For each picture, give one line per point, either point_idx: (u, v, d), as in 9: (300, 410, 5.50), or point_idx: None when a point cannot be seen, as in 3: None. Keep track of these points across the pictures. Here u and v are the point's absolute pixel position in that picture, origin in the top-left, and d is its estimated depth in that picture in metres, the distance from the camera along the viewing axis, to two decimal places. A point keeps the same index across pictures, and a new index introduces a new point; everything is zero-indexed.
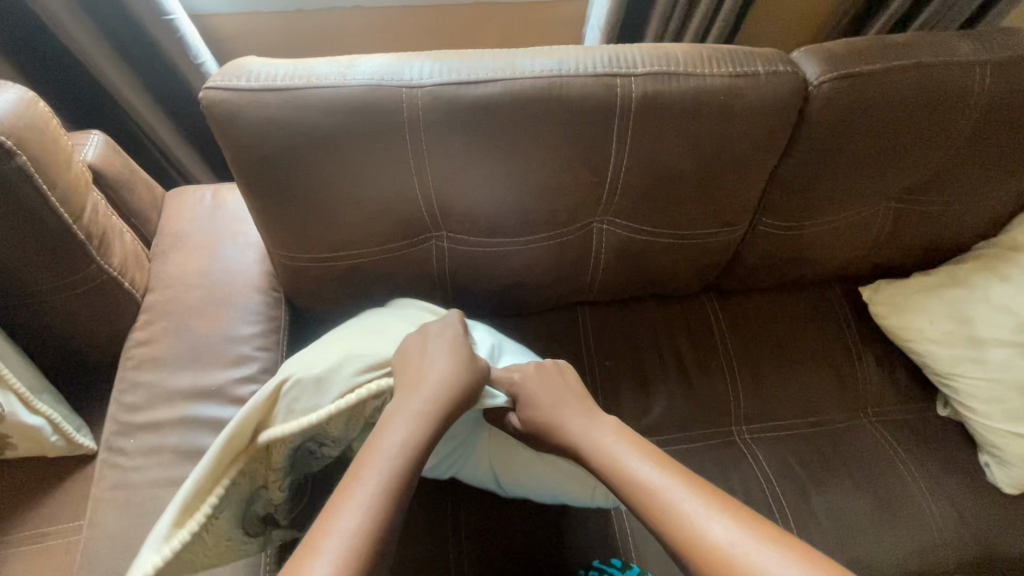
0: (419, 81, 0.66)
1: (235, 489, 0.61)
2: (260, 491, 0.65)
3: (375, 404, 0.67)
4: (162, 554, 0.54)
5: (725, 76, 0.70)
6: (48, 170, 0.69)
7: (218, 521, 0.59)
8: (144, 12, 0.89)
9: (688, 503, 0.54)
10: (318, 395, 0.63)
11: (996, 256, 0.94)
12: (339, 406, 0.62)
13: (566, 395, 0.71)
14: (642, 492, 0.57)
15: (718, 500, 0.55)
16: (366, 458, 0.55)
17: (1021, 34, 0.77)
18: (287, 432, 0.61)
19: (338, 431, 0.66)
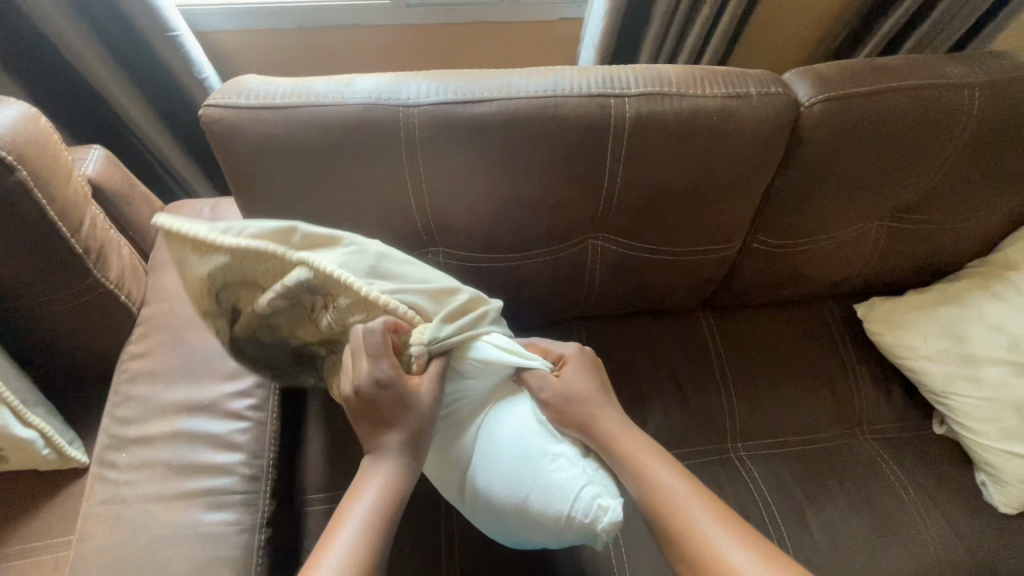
0: (416, 100, 0.67)
1: (244, 264, 0.57)
2: (252, 286, 0.60)
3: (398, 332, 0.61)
4: (207, 230, 0.56)
5: (719, 97, 0.71)
6: (48, 185, 0.70)
7: (222, 260, 0.57)
8: (148, 30, 0.90)
9: (709, 527, 0.54)
10: (376, 275, 0.60)
11: (989, 275, 0.95)
12: (380, 295, 0.58)
13: (598, 385, 0.67)
14: (660, 499, 0.57)
15: (731, 521, 0.55)
16: (352, 499, 0.57)
17: (1010, 57, 0.79)
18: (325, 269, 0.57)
19: (352, 316, 0.60)
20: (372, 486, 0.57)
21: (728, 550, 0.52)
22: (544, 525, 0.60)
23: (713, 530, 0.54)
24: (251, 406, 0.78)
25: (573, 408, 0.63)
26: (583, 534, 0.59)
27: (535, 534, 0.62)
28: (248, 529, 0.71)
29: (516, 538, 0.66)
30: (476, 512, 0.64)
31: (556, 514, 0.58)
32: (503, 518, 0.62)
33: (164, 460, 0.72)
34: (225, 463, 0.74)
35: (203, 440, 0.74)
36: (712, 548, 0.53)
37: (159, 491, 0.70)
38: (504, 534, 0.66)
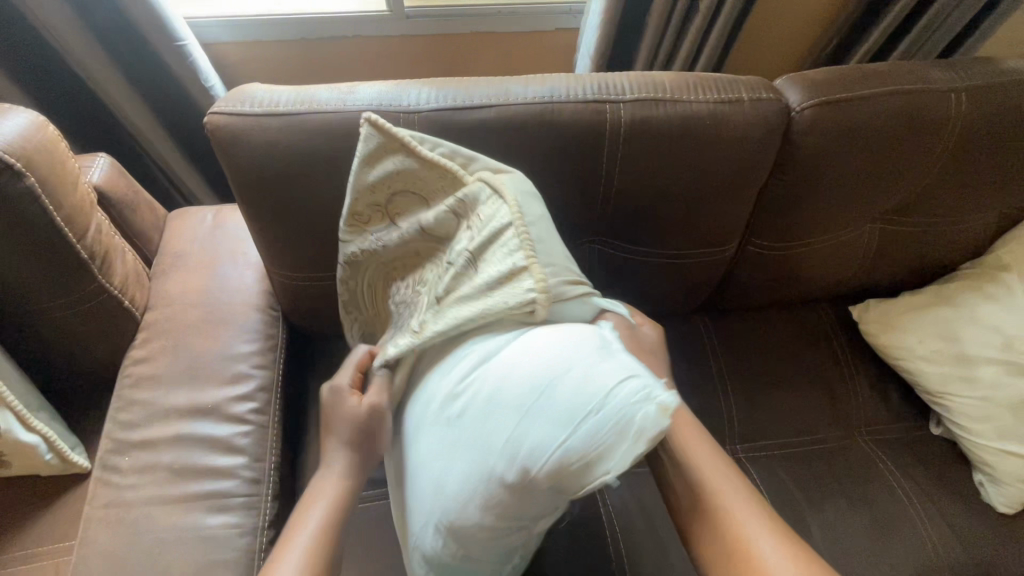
0: (416, 107, 0.68)
1: (423, 176, 0.62)
2: (406, 193, 0.63)
3: (511, 252, 0.56)
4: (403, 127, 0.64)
5: (711, 103, 0.73)
6: (55, 191, 0.71)
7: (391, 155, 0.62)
8: (155, 40, 0.92)
9: (743, 516, 0.55)
10: (521, 204, 0.59)
11: (981, 276, 0.96)
12: (515, 212, 0.58)
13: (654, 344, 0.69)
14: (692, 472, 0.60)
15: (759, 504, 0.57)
16: (303, 509, 0.58)
17: (994, 63, 0.81)
18: (501, 187, 0.60)
19: (479, 231, 0.59)
20: (323, 492, 0.59)
21: (749, 528, 0.54)
22: (546, 427, 0.48)
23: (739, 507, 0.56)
24: (253, 410, 0.79)
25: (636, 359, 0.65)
26: (584, 463, 0.48)
27: (517, 450, 0.49)
28: (250, 532, 0.71)
29: (470, 479, 0.52)
30: (459, 409, 0.54)
31: (574, 408, 0.48)
32: (494, 411, 0.51)
33: (166, 463, 0.73)
34: (227, 466, 0.74)
35: (205, 443, 0.75)
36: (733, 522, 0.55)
37: (161, 494, 0.71)
38: (462, 468, 0.52)
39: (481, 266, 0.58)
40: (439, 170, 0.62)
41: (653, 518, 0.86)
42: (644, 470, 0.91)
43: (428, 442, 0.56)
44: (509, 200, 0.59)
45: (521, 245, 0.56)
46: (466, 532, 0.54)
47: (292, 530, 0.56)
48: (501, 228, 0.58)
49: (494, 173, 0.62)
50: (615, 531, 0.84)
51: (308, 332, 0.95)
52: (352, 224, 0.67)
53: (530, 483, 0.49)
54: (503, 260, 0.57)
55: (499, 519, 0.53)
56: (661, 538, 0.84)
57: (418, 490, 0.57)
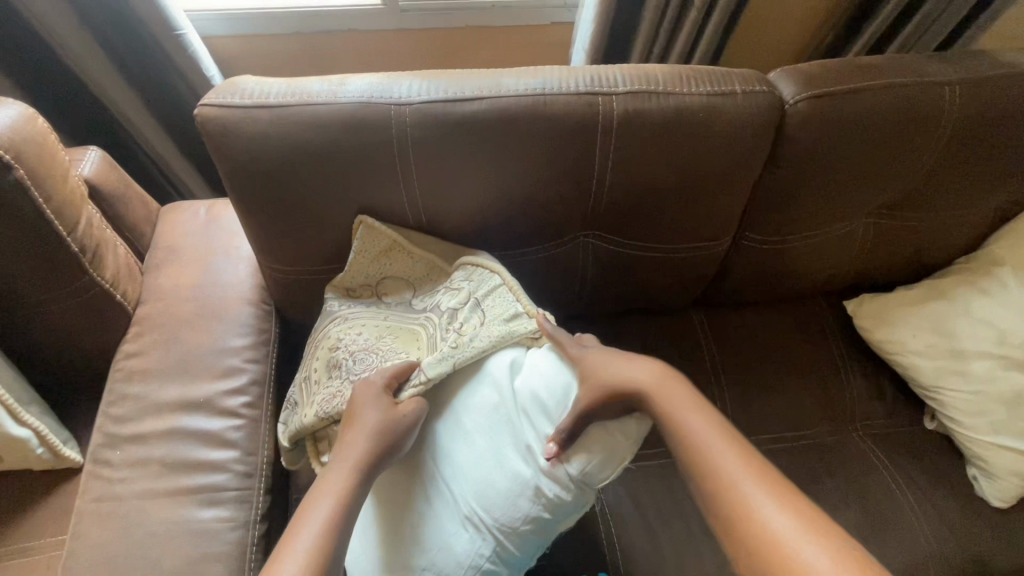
0: (408, 99, 0.68)
1: (416, 268, 0.79)
2: (400, 281, 0.80)
3: (512, 296, 0.73)
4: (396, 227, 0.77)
5: (705, 95, 0.72)
6: (45, 184, 0.70)
7: (391, 249, 0.77)
8: (153, 29, 0.92)
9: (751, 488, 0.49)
10: (503, 268, 0.76)
11: (976, 270, 0.96)
12: (506, 271, 0.75)
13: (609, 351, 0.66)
14: (701, 464, 0.53)
15: (775, 484, 0.50)
16: (307, 509, 0.54)
17: (988, 56, 0.81)
18: (481, 260, 0.76)
19: (480, 287, 0.74)
20: (329, 494, 0.55)
21: (756, 501, 0.48)
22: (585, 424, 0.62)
23: (758, 497, 0.49)
24: (245, 404, 0.79)
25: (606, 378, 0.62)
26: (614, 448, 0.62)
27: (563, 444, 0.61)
28: (242, 526, 0.71)
29: (523, 477, 0.62)
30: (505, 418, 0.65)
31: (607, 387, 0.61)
32: (535, 418, 0.64)
33: (158, 458, 0.73)
34: (219, 460, 0.74)
35: (197, 437, 0.75)
36: (763, 527, 0.47)
37: (154, 488, 0.71)
38: (513, 469, 0.62)
39: (486, 309, 0.73)
40: (431, 260, 0.79)
41: (646, 511, 0.86)
42: (638, 464, 0.91)
43: (468, 453, 0.64)
44: (497, 266, 0.76)
45: (516, 297, 0.73)
46: (510, 532, 0.61)
47: (295, 531, 0.52)
48: (501, 289, 0.74)
49: (473, 260, 0.77)
50: (608, 525, 0.84)
51: (302, 326, 0.95)
52: (341, 292, 0.81)
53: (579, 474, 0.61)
54: (503, 305, 0.72)
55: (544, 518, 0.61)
56: (654, 531, 0.84)
57: (455, 501, 0.63)
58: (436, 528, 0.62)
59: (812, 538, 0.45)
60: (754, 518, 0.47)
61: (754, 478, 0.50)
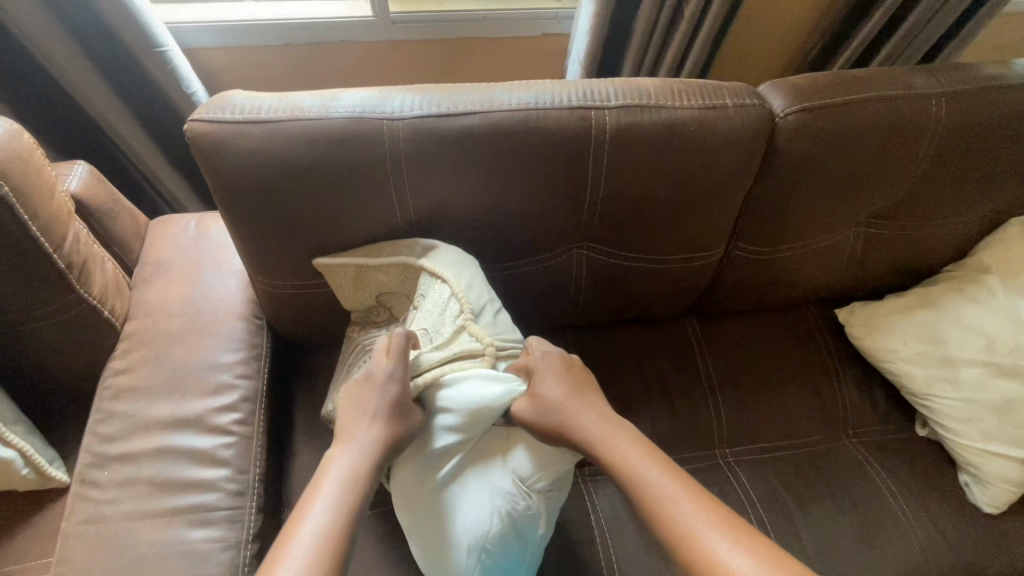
0: (401, 113, 0.68)
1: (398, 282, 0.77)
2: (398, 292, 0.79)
3: (453, 307, 0.71)
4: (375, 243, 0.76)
5: (697, 108, 0.73)
6: (30, 201, 0.69)
7: (370, 272, 0.77)
8: (135, 45, 0.90)
9: (681, 506, 0.55)
10: (460, 274, 0.72)
11: (964, 278, 0.97)
12: (454, 279, 0.71)
13: (569, 386, 0.69)
14: (649, 504, 0.57)
15: (715, 510, 0.54)
16: (318, 485, 0.58)
17: (973, 69, 0.82)
18: (436, 268, 0.72)
19: (427, 301, 0.73)
20: (340, 468, 0.59)
21: (689, 519, 0.53)
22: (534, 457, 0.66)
23: (704, 529, 0.52)
24: (237, 421, 0.77)
25: (550, 420, 0.66)
26: (544, 456, 0.67)
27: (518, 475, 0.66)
28: (233, 546, 0.70)
29: (479, 520, 0.63)
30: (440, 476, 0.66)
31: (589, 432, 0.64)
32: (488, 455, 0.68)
33: (148, 477, 0.71)
34: (210, 479, 0.73)
35: (186, 455, 0.73)
36: (711, 562, 0.50)
37: (143, 509, 0.69)
38: (468, 512, 0.64)
39: (426, 320, 0.71)
40: (404, 271, 0.75)
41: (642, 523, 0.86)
42: None
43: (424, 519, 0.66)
44: (450, 276, 0.71)
45: (460, 302, 0.70)
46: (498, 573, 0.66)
47: (305, 506, 0.55)
48: (443, 296, 0.71)
49: (427, 266, 0.72)
50: (604, 537, 0.84)
51: (294, 341, 0.94)
52: (359, 321, 0.84)
53: (525, 487, 0.66)
54: (440, 314, 0.71)
55: (520, 541, 0.66)
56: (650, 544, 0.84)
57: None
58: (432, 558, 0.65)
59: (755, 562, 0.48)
60: (701, 551, 0.51)
61: (699, 510, 0.54)
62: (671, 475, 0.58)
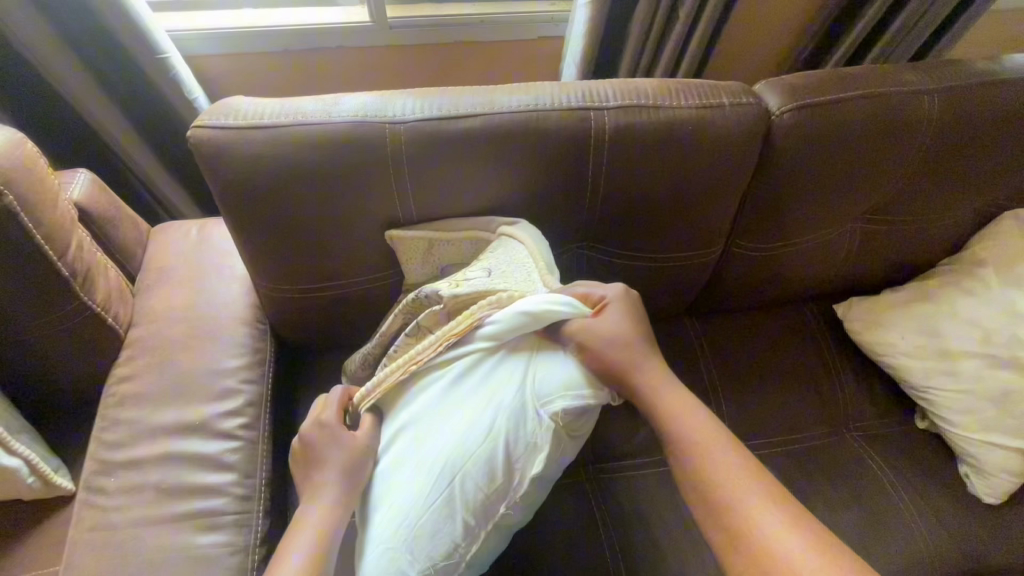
0: (402, 117, 0.68)
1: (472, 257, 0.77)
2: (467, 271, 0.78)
3: (525, 258, 0.70)
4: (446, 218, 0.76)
5: (694, 108, 0.74)
6: (34, 209, 0.70)
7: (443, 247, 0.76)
8: (139, 54, 0.91)
9: (743, 492, 0.53)
10: (534, 237, 0.72)
11: (959, 271, 0.98)
12: (529, 239, 0.71)
13: (639, 328, 0.66)
14: (708, 484, 0.55)
15: (780, 501, 0.52)
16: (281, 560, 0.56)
17: (964, 65, 0.83)
18: (516, 230, 0.72)
19: (495, 254, 0.71)
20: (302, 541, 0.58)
21: (749, 506, 0.52)
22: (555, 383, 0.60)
23: (748, 501, 0.52)
24: (242, 426, 0.78)
25: (616, 355, 0.62)
26: (575, 383, 0.60)
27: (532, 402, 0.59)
28: (241, 551, 0.70)
29: (475, 431, 0.58)
30: (444, 386, 0.62)
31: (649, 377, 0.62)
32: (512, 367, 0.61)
33: (154, 483, 0.72)
34: (216, 484, 0.73)
35: (192, 461, 0.74)
36: (771, 551, 0.48)
37: (150, 515, 0.70)
38: (468, 426, 0.59)
39: (495, 266, 0.69)
40: (478, 239, 0.75)
41: (647, 520, 0.86)
42: (637, 473, 0.92)
43: (407, 425, 0.62)
44: (524, 236, 0.72)
45: (532, 260, 0.70)
46: (469, 512, 0.58)
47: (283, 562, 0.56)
48: (517, 251, 0.70)
49: (507, 228, 0.73)
50: (610, 535, 0.84)
51: (298, 346, 0.94)
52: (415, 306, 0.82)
53: (539, 411, 0.59)
54: (516, 266, 0.69)
55: (504, 478, 0.59)
56: (655, 540, 0.84)
57: (398, 488, 0.59)
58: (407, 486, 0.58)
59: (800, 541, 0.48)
60: (744, 522, 0.51)
61: (762, 499, 0.52)
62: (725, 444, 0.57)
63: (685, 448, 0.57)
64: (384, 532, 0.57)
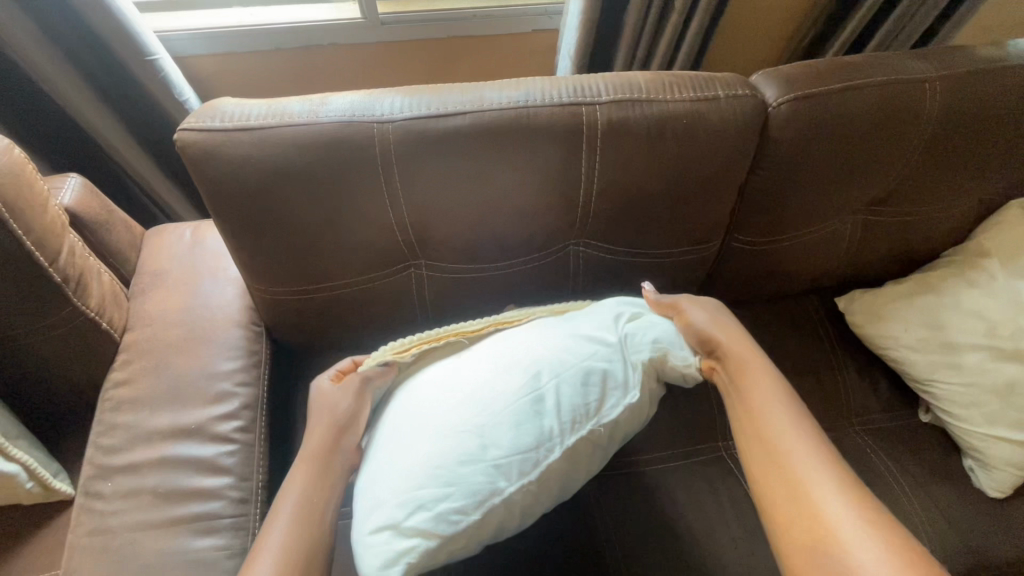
0: (389, 116, 0.67)
1: None
2: None
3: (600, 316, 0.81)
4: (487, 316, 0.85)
5: (689, 101, 0.72)
6: (23, 216, 0.69)
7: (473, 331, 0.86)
8: (128, 57, 0.91)
9: (800, 450, 0.57)
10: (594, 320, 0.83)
11: (964, 263, 0.96)
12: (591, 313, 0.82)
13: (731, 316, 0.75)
14: (766, 438, 0.60)
15: (836, 467, 0.55)
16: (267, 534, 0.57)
17: (967, 51, 0.81)
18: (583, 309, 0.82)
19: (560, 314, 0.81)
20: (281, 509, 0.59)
21: (800, 461, 0.56)
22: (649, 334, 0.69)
23: (803, 456, 0.56)
24: (238, 428, 0.78)
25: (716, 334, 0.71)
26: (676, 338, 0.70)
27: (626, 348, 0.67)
28: (238, 554, 0.70)
29: (571, 351, 0.65)
30: (541, 329, 0.71)
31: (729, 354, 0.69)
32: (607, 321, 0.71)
33: (150, 487, 0.72)
34: (213, 487, 0.73)
35: (189, 464, 0.74)
36: (811, 496, 0.53)
37: (147, 519, 0.70)
38: (566, 348, 0.66)
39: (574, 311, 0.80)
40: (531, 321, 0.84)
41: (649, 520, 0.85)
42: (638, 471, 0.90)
43: (507, 346, 0.68)
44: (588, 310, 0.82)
45: None
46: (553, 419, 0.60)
47: (272, 531, 0.57)
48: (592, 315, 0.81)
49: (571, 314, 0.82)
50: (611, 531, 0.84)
51: (294, 347, 0.94)
52: None
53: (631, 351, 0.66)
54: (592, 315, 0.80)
55: (592, 402, 0.62)
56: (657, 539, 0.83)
57: (493, 379, 0.62)
58: (499, 385, 0.62)
59: (843, 501, 0.52)
60: (796, 478, 0.55)
61: (818, 459, 0.56)
62: (793, 414, 0.61)
63: (757, 411, 0.62)
64: (466, 421, 0.59)
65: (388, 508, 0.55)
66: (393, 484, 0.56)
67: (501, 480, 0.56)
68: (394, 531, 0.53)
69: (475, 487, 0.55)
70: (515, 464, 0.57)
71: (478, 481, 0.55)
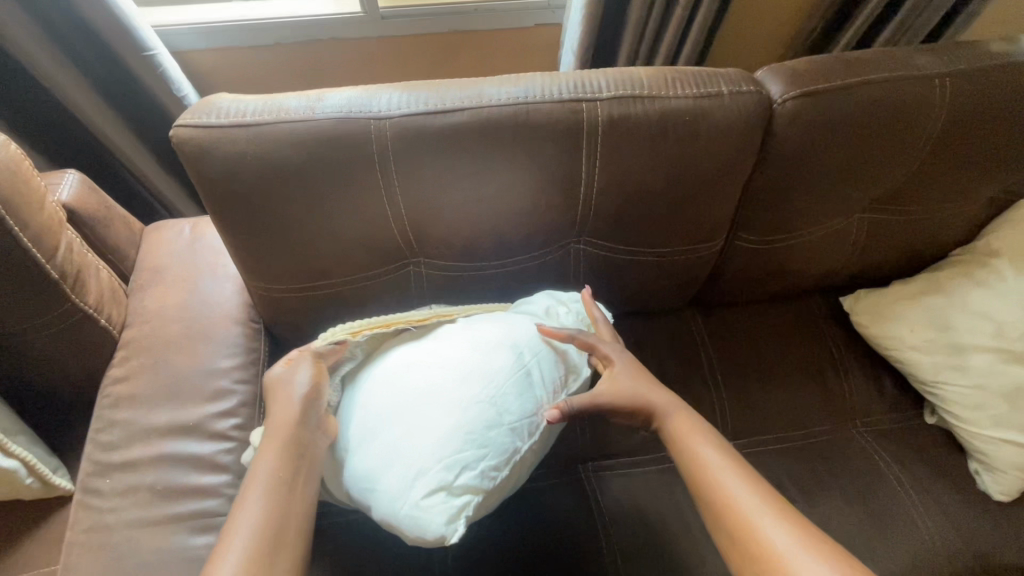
0: (387, 112, 0.66)
1: None
2: None
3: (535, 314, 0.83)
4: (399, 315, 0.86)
5: (691, 97, 0.71)
6: (19, 212, 0.69)
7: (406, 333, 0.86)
8: (125, 52, 0.91)
9: (734, 485, 0.57)
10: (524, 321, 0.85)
11: (972, 263, 0.95)
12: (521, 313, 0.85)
13: None
14: (702, 480, 0.59)
15: (767, 493, 0.57)
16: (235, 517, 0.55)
17: (979, 47, 0.79)
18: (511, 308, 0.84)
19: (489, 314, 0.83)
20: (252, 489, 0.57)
21: (735, 492, 0.57)
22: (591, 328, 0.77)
23: (739, 492, 0.57)
24: (236, 426, 0.77)
25: None
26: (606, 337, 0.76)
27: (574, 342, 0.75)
28: None
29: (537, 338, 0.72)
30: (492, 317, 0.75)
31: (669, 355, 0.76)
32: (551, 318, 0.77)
33: (148, 484, 0.72)
34: (211, 485, 0.73)
35: (187, 462, 0.74)
36: (760, 534, 0.53)
37: (145, 516, 0.70)
38: (531, 335, 0.72)
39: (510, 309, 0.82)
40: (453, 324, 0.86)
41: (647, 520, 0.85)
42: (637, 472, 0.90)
43: (475, 329, 0.72)
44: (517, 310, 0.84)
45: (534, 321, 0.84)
46: (539, 401, 0.68)
47: (239, 514, 0.55)
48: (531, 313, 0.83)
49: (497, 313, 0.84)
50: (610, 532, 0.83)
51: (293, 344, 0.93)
52: None
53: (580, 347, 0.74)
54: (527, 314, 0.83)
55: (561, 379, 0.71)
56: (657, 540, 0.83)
57: (483, 356, 0.68)
58: (491, 360, 0.68)
59: (786, 531, 0.53)
60: (740, 517, 0.55)
61: (751, 490, 0.57)
62: (717, 446, 0.62)
63: (685, 452, 0.62)
64: (474, 393, 0.65)
65: (407, 489, 0.60)
66: (424, 454, 0.61)
67: (518, 441, 0.66)
68: (417, 509, 0.59)
69: (503, 448, 0.65)
70: (525, 426, 0.67)
71: (504, 441, 0.65)
